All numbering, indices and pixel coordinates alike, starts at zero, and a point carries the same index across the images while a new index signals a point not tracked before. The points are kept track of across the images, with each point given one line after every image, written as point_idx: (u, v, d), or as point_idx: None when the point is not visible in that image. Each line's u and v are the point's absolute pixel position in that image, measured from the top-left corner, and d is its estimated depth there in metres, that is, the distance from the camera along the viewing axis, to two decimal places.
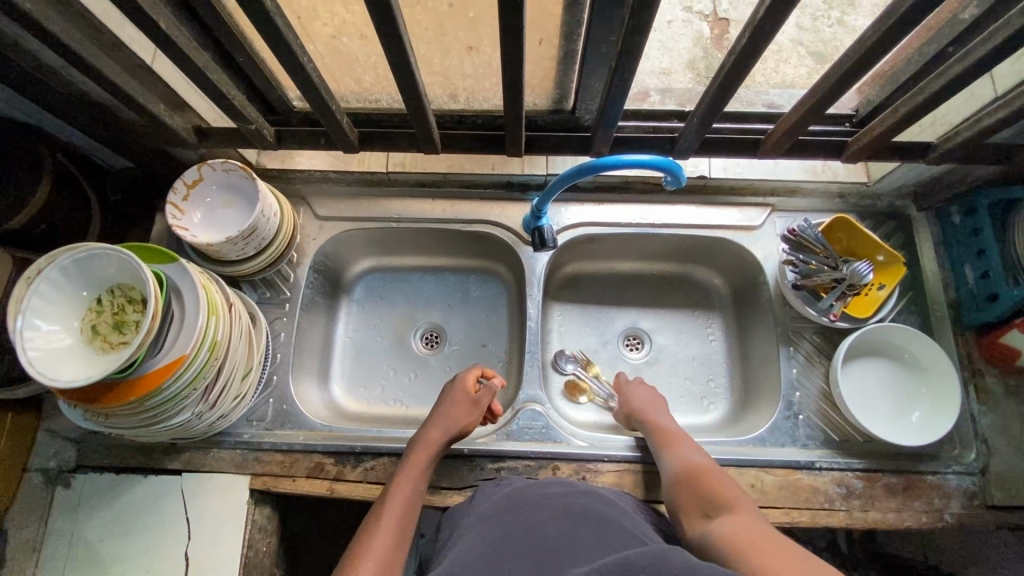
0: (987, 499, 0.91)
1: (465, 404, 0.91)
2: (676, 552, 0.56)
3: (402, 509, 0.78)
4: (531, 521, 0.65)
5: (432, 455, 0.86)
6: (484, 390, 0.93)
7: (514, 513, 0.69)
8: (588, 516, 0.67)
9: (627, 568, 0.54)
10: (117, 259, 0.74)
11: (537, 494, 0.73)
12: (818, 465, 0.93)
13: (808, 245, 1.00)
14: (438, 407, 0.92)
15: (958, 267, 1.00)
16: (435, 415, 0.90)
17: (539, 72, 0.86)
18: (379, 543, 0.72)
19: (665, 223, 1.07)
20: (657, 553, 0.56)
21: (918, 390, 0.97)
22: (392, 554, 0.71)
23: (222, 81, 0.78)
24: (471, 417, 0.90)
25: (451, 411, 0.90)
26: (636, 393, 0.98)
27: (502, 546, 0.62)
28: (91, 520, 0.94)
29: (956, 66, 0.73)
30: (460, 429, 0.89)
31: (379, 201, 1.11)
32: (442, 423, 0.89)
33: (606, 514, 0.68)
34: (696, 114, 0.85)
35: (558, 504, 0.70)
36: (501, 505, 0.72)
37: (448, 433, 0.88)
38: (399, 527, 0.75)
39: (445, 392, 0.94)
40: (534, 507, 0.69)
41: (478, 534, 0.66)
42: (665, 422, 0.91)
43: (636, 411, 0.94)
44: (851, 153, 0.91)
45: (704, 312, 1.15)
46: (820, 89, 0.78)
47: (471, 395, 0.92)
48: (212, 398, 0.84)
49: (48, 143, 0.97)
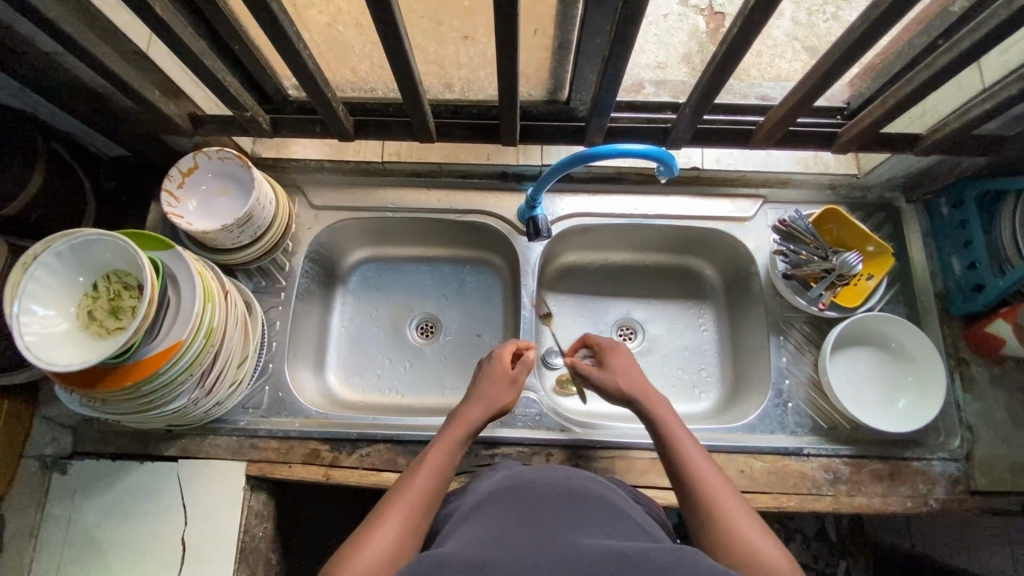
0: (971, 485, 0.93)
1: (505, 383, 0.84)
2: (694, 552, 0.52)
3: (430, 477, 0.70)
4: (535, 499, 0.59)
5: (469, 430, 0.78)
6: (522, 365, 0.87)
7: (508, 497, 0.61)
8: (587, 499, 0.61)
9: (645, 566, 0.49)
10: (114, 245, 0.74)
11: (537, 473, 0.66)
12: (807, 451, 0.95)
13: (799, 235, 1.01)
14: (475, 385, 0.85)
15: (945, 258, 1.02)
16: (472, 394, 0.83)
17: (534, 62, 0.87)
18: (401, 512, 0.65)
19: (659, 214, 1.08)
20: (672, 551, 0.51)
21: (904, 379, 0.99)
22: (412, 523, 0.65)
23: (217, 67, 0.78)
24: (510, 398, 0.84)
25: (492, 391, 0.83)
26: (619, 354, 0.89)
27: (500, 531, 0.54)
28: (88, 506, 0.94)
29: (944, 56, 0.75)
30: (499, 408, 0.83)
31: (375, 190, 1.11)
32: (480, 403, 0.82)
33: (608, 500, 0.63)
34: (688, 103, 0.86)
35: (562, 483, 0.63)
36: (494, 490, 0.65)
37: (488, 412, 0.81)
38: (425, 495, 0.68)
39: (482, 369, 0.87)
40: (528, 488, 0.62)
41: (474, 518, 0.60)
42: (653, 398, 0.81)
43: (615, 377, 0.85)
44: (841, 144, 0.93)
45: (697, 302, 1.16)
46: (811, 80, 0.79)
47: (509, 372, 0.86)
48: (208, 383, 0.84)
49: (43, 131, 0.97)
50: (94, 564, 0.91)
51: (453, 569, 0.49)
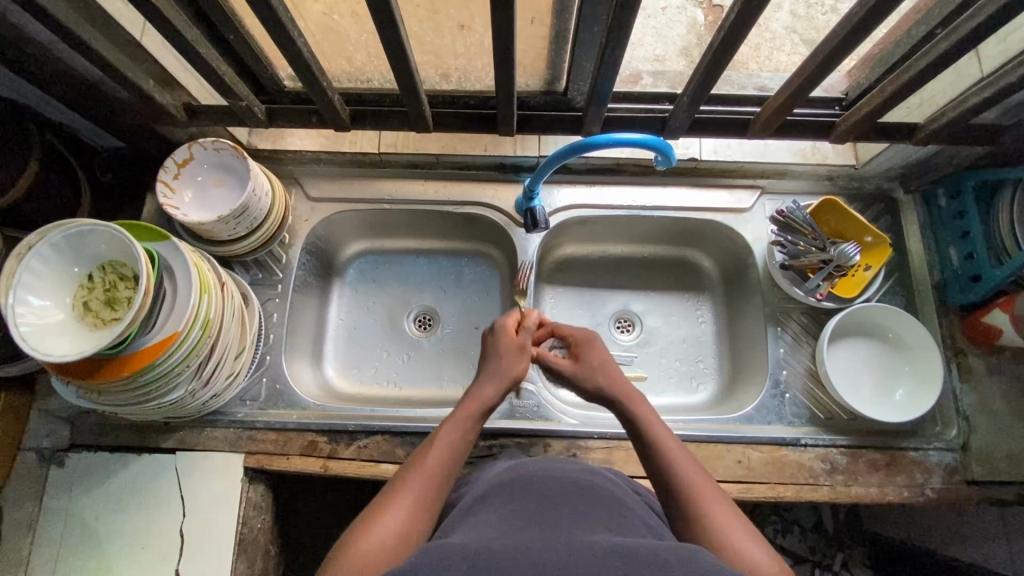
0: (968, 474, 0.94)
1: (514, 353, 0.85)
2: (701, 551, 0.49)
3: (447, 449, 0.70)
4: (540, 497, 0.57)
5: (484, 404, 0.78)
6: (524, 334, 0.88)
7: (509, 499, 0.59)
8: (592, 501, 0.59)
9: (653, 565, 0.46)
10: (111, 236, 0.74)
11: (542, 470, 0.64)
12: (804, 442, 0.95)
13: (797, 226, 1.01)
14: (486, 361, 0.85)
15: (942, 248, 1.03)
16: (484, 370, 0.83)
17: (531, 52, 0.87)
18: (415, 483, 0.66)
19: (657, 205, 1.08)
20: (681, 551, 0.48)
21: (901, 370, 0.99)
22: (428, 495, 0.65)
23: (211, 56, 0.78)
24: (520, 367, 0.84)
25: (503, 364, 0.83)
26: (588, 344, 0.88)
27: (499, 533, 0.52)
28: (86, 499, 0.94)
29: (942, 44, 0.75)
30: (512, 380, 0.83)
31: (371, 182, 1.11)
32: (493, 378, 0.82)
33: (612, 500, 0.60)
34: (686, 93, 0.85)
35: (566, 480, 0.61)
36: (494, 489, 0.62)
37: (502, 385, 0.81)
38: (440, 474, 0.68)
39: (489, 342, 0.88)
40: (530, 489, 0.60)
41: (479, 515, 0.58)
42: (624, 388, 0.81)
43: (585, 371, 0.85)
44: (839, 134, 0.93)
45: (695, 295, 1.16)
46: (808, 69, 0.79)
47: (515, 342, 0.86)
48: (206, 374, 0.84)
49: (37, 122, 0.97)
50: (93, 555, 0.92)
51: (451, 557, 0.47)
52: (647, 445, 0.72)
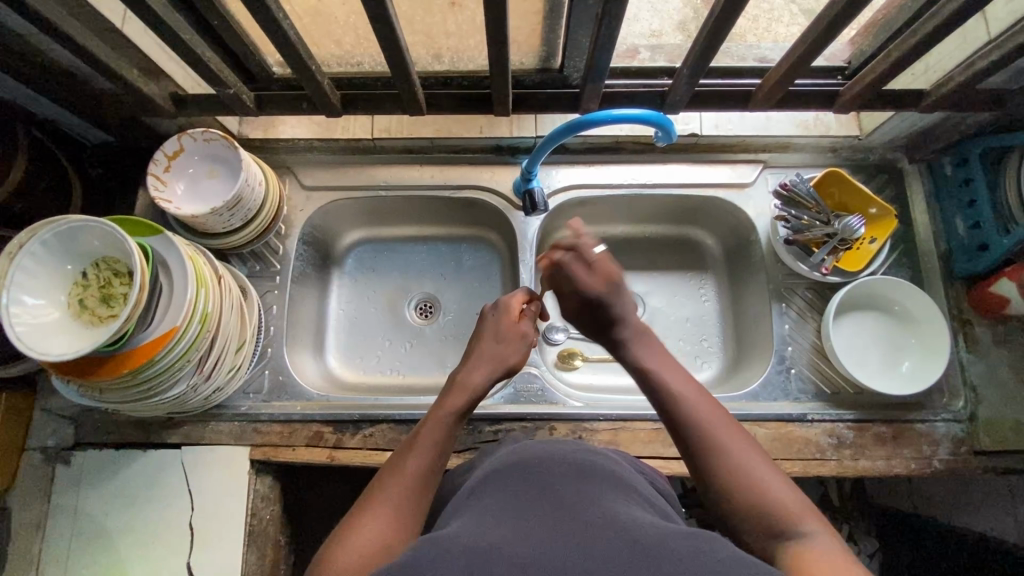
0: (975, 445, 0.93)
1: (514, 340, 0.82)
2: (711, 536, 0.48)
3: (431, 453, 0.66)
4: (546, 477, 0.56)
5: (470, 397, 0.73)
6: (529, 321, 0.85)
7: (514, 477, 0.57)
8: (600, 481, 0.57)
9: (661, 556, 0.44)
10: (102, 231, 0.73)
11: (544, 449, 0.63)
12: (810, 417, 0.94)
13: (800, 201, 0.99)
14: (480, 345, 0.81)
15: (948, 219, 1.01)
16: (477, 354, 0.80)
17: (525, 28, 0.85)
18: (397, 483, 0.63)
19: (657, 183, 1.06)
20: (692, 540, 0.46)
21: (907, 342, 0.98)
22: (413, 500, 0.63)
23: (196, 42, 0.76)
24: (517, 355, 0.82)
25: (498, 352, 0.80)
26: (604, 299, 0.80)
27: (503, 514, 0.51)
28: (93, 496, 0.94)
29: (948, 7, 0.73)
30: (506, 368, 0.80)
31: (365, 168, 1.09)
32: (484, 365, 0.78)
33: (620, 480, 0.59)
34: (684, 68, 0.83)
35: (567, 459, 0.60)
36: (501, 468, 0.61)
37: (493, 373, 0.78)
38: (425, 475, 0.65)
39: (488, 316, 0.85)
40: (535, 466, 0.58)
41: (480, 499, 0.57)
42: (641, 353, 0.77)
43: (601, 326, 0.81)
44: (842, 103, 0.91)
45: (698, 274, 1.15)
46: (808, 38, 0.77)
47: (516, 325, 0.83)
48: (207, 368, 0.83)
49: (24, 118, 0.95)
50: (102, 551, 0.92)
51: (456, 552, 0.45)
52: (663, 388, 0.70)
